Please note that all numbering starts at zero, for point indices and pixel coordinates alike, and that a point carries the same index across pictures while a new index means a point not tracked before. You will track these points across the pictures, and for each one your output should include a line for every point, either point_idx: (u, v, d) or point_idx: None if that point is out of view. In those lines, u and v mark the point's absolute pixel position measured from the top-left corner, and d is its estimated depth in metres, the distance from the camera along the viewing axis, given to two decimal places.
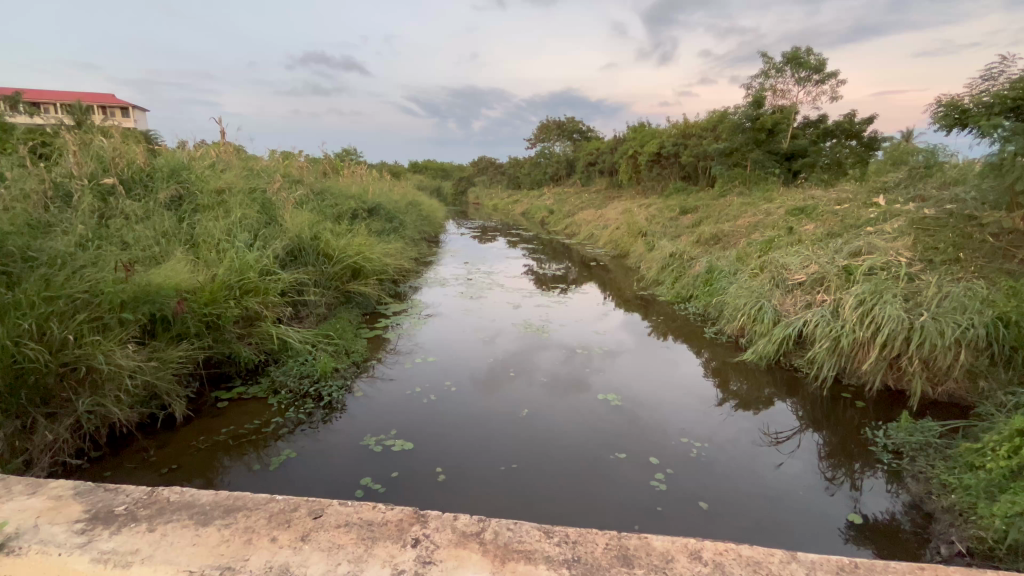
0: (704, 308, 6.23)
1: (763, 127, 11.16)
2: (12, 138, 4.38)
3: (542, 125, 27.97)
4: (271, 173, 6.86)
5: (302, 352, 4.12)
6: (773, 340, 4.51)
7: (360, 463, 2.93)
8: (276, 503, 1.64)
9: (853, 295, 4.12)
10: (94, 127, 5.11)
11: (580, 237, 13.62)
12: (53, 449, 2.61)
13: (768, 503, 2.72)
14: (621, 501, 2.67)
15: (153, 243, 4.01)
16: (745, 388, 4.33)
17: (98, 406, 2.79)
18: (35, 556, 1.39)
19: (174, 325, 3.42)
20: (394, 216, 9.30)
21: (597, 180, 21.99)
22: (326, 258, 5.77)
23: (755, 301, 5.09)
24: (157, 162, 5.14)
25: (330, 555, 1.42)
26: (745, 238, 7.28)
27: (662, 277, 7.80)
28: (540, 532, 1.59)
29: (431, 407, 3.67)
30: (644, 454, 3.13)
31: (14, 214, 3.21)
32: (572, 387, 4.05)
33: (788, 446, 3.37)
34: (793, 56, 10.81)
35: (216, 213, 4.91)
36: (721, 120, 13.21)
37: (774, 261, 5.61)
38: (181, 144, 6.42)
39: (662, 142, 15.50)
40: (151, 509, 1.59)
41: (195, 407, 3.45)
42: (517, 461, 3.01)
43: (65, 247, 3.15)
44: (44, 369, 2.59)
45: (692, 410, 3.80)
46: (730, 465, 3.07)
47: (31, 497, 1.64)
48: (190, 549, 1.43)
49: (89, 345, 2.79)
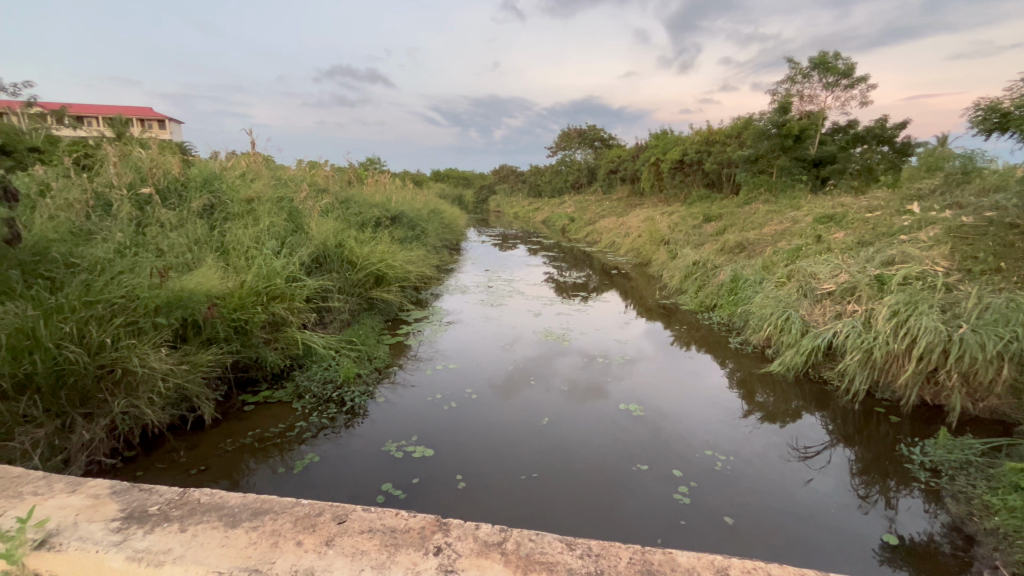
0: (728, 318, 6.12)
1: (789, 133, 11.05)
2: (57, 151, 4.63)
3: (564, 134, 28.11)
4: (298, 183, 7.05)
5: (325, 357, 4.19)
6: (802, 351, 4.39)
7: (380, 468, 2.96)
8: (302, 507, 1.62)
9: (887, 305, 3.96)
10: (133, 140, 5.37)
11: (601, 245, 13.58)
12: (90, 448, 2.71)
13: (797, 520, 2.63)
14: (643, 514, 2.63)
15: (187, 250, 4.16)
16: (772, 399, 4.22)
17: (132, 407, 2.89)
18: (74, 552, 1.38)
19: (205, 329, 3.55)
20: (417, 224, 9.44)
21: (619, 188, 21.90)
22: (351, 264, 5.90)
23: (783, 311, 4.97)
24: (191, 172, 5.33)
25: (353, 561, 1.39)
26: (771, 246, 7.15)
27: (685, 285, 7.69)
28: (562, 543, 1.54)
29: (452, 414, 3.68)
30: (667, 466, 3.07)
31: (59, 223, 3.39)
32: (592, 396, 4.02)
33: (818, 462, 3.25)
34: (821, 60, 10.60)
35: (245, 221, 5.08)
36: (746, 127, 13.08)
37: (802, 270, 5.48)
38: (214, 154, 6.67)
39: (685, 150, 15.37)
40: (183, 509, 1.58)
41: (223, 410, 3.54)
42: (538, 469, 2.99)
43: (104, 255, 3.29)
44: (82, 371, 2.71)
45: (717, 421, 3.71)
46: (757, 480, 2.98)
47: (71, 495, 1.61)
48: (219, 550, 1.41)
49: (125, 348, 2.91)
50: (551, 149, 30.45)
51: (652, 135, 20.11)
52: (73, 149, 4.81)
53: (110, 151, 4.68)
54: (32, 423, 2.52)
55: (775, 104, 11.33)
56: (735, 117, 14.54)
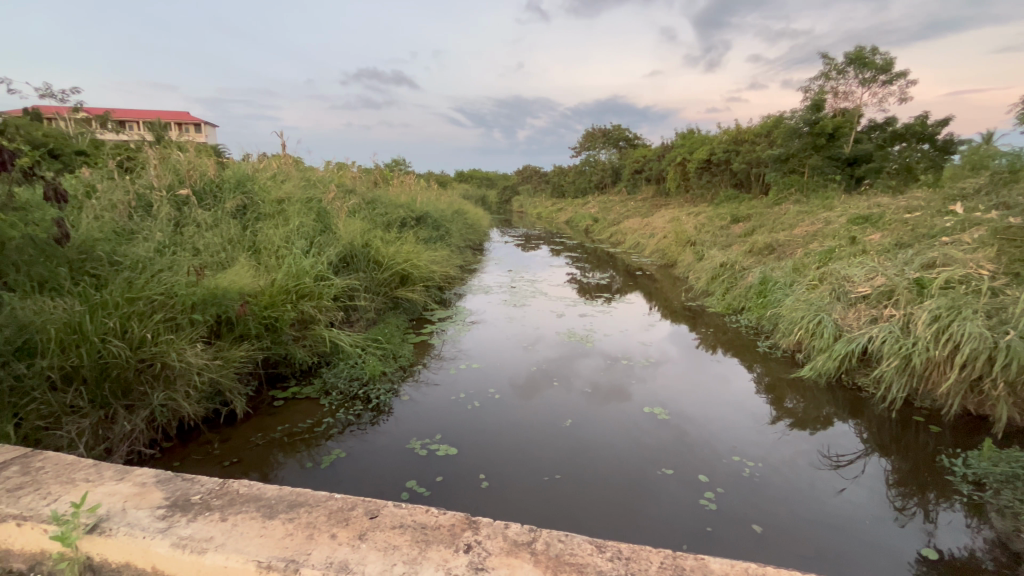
0: (757, 322, 5.98)
1: (822, 131, 10.74)
2: (102, 154, 4.85)
3: (588, 134, 27.93)
4: (327, 184, 7.21)
5: (352, 355, 4.27)
6: (834, 356, 4.26)
7: (405, 465, 3.00)
8: (335, 501, 1.66)
9: (927, 310, 3.80)
10: (171, 143, 5.59)
11: (625, 246, 13.45)
12: (131, 438, 2.83)
13: (829, 531, 2.55)
14: (668, 520, 2.59)
15: (221, 249, 4.29)
16: (802, 405, 4.10)
17: (170, 400, 3.00)
18: (123, 537, 1.43)
19: (237, 326, 3.67)
20: (441, 224, 9.54)
21: (644, 188, 21.65)
22: (377, 264, 6.00)
23: (814, 315, 4.83)
24: (226, 173, 5.51)
25: (386, 556, 1.42)
26: (802, 248, 6.95)
27: (712, 287, 7.55)
28: (592, 546, 1.53)
29: (475, 413, 3.70)
30: (692, 471, 3.02)
31: (103, 223, 3.55)
32: (614, 397, 3.99)
33: (851, 471, 3.15)
34: (857, 55, 10.26)
35: (276, 222, 5.24)
36: (776, 126, 12.76)
37: (835, 272, 5.31)
38: (247, 156, 6.88)
39: (712, 149, 15.09)
40: (224, 499, 1.63)
41: (253, 405, 3.64)
42: (561, 471, 2.98)
43: (144, 253, 3.44)
44: (125, 364, 2.83)
45: (744, 427, 3.64)
46: (786, 488, 2.91)
47: (119, 482, 1.67)
48: (257, 540, 1.45)
49: (164, 343, 3.04)
50: (574, 149, 30.31)
51: (678, 135, 19.80)
52: (116, 152, 5.03)
53: (151, 154, 4.88)
54: (78, 413, 2.65)
55: (807, 101, 11.02)
56: (765, 115, 14.19)
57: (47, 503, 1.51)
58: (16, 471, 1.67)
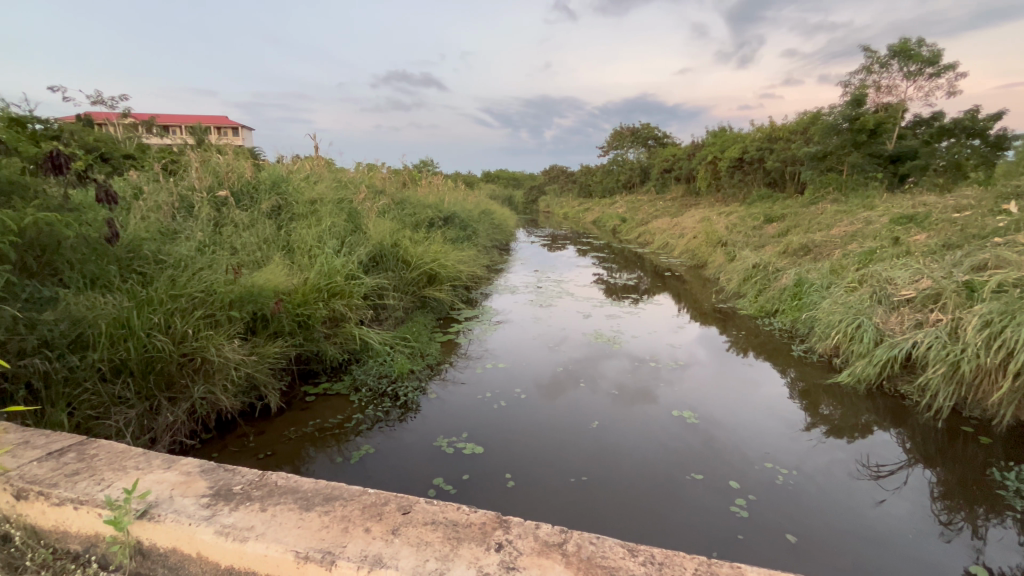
0: (791, 325, 5.79)
1: (863, 127, 10.32)
2: (148, 157, 5.08)
3: (616, 133, 27.63)
4: (358, 185, 7.36)
5: (381, 352, 4.35)
6: (875, 362, 4.09)
7: (432, 463, 3.04)
8: (369, 495, 1.69)
9: (978, 315, 3.56)
10: (211, 146, 5.81)
11: (653, 246, 13.26)
12: (173, 429, 2.95)
13: (868, 544, 2.45)
14: (696, 525, 2.54)
15: (257, 248, 4.44)
16: (839, 412, 3.95)
17: (209, 393, 3.12)
18: (171, 522, 1.49)
19: (272, 323, 3.79)
20: (468, 224, 9.60)
21: (673, 188, 21.28)
22: (405, 263, 6.09)
23: (853, 318, 4.64)
24: (262, 175, 5.70)
25: (419, 551, 1.44)
26: (840, 249, 6.70)
27: (744, 289, 7.35)
28: (624, 549, 1.51)
29: (501, 412, 3.72)
30: (722, 476, 2.95)
31: (150, 223, 3.72)
32: (641, 400, 3.93)
33: (892, 482, 3.01)
34: (902, 48, 9.82)
35: (309, 222, 5.38)
36: (813, 122, 12.35)
37: (876, 274, 5.09)
38: (281, 158, 7.09)
39: (745, 147, 14.73)
40: (263, 490, 1.68)
41: (286, 399, 3.75)
42: (587, 473, 2.96)
43: (186, 252, 3.58)
44: (168, 358, 2.96)
45: (777, 433, 3.53)
46: (821, 497, 2.81)
47: (167, 470, 1.75)
48: (295, 531, 1.49)
49: (204, 338, 3.17)
50: (602, 148, 30.05)
51: (710, 133, 19.38)
52: (161, 156, 5.26)
53: (193, 157, 5.08)
54: (125, 404, 2.78)
55: (847, 97, 10.61)
56: (801, 112, 13.75)
57: (100, 489, 1.58)
58: (72, 456, 1.76)
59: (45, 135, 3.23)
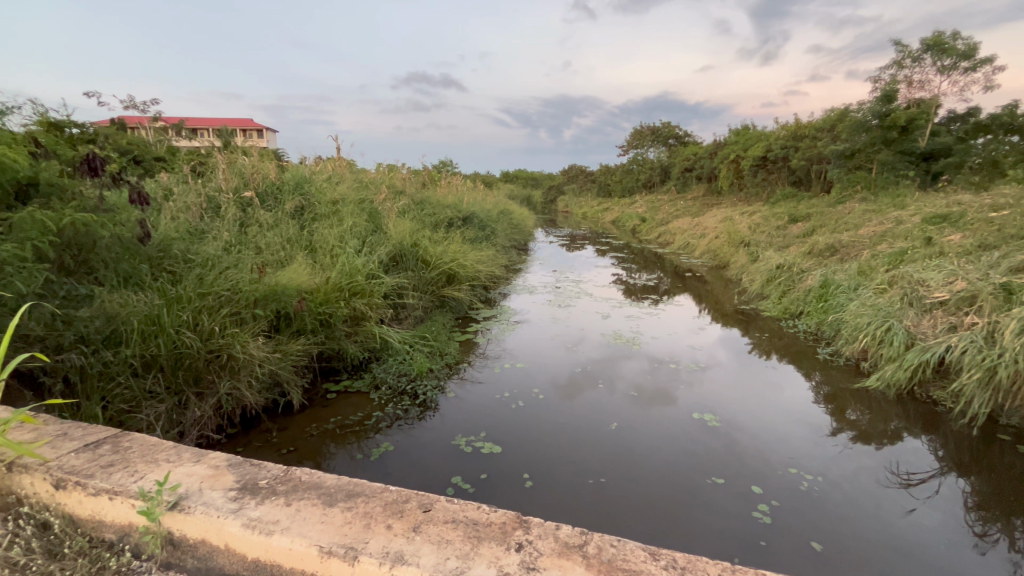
0: (816, 327, 5.65)
1: (894, 124, 10.01)
2: (177, 160, 5.23)
3: (636, 131, 27.36)
4: (378, 185, 7.45)
5: (400, 351, 4.40)
6: (905, 366, 3.96)
7: (450, 461, 3.06)
8: (391, 493, 1.71)
9: (1016, 318, 3.41)
10: (237, 148, 5.95)
11: (674, 246, 13.09)
12: (200, 423, 3.04)
13: (897, 555, 2.37)
14: (717, 530, 2.50)
15: (281, 248, 4.53)
16: (867, 417, 3.84)
17: (234, 389, 3.20)
18: (200, 515, 1.53)
19: (295, 322, 3.87)
20: (487, 224, 9.64)
21: (694, 187, 20.98)
22: (425, 263, 6.14)
23: (883, 321, 4.50)
24: (285, 176, 5.81)
25: (440, 549, 1.45)
26: (869, 249, 6.51)
27: (767, 290, 7.20)
28: (646, 553, 1.50)
29: (519, 412, 3.72)
30: (744, 481, 2.90)
31: (179, 223, 3.84)
32: (660, 402, 3.88)
33: (923, 490, 2.91)
34: (935, 41, 9.50)
35: (331, 221, 5.47)
36: (841, 119, 12.03)
37: (907, 276, 4.93)
38: (304, 160, 7.22)
39: (769, 146, 14.43)
40: (288, 485, 1.71)
41: (309, 396, 3.82)
42: (605, 474, 2.94)
43: (213, 251, 3.68)
44: (195, 354, 3.05)
45: (802, 438, 3.44)
46: (848, 505, 2.73)
47: (196, 464, 1.80)
48: (319, 526, 1.51)
49: (230, 336, 3.25)
50: (622, 147, 29.79)
51: (732, 131, 19.04)
52: (189, 158, 5.42)
53: (220, 159, 5.21)
54: (156, 398, 2.87)
55: (877, 92, 10.31)
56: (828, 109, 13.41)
57: (134, 480, 1.64)
58: (107, 449, 1.82)
59: (82, 138, 3.35)
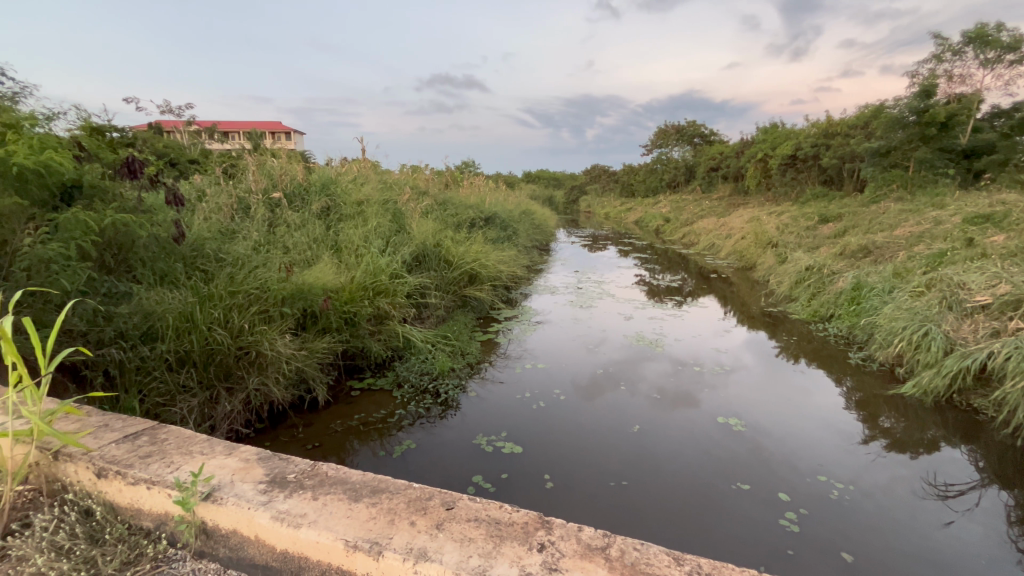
0: (848, 331, 5.47)
1: (933, 120, 9.62)
2: (210, 162, 5.41)
3: (660, 130, 27.00)
4: (402, 186, 7.55)
5: (423, 350, 4.46)
6: (943, 373, 3.80)
7: (472, 460, 3.08)
8: (414, 490, 1.73)
9: None
10: (266, 151, 6.11)
11: (699, 246, 12.87)
12: (230, 418, 3.13)
13: (934, 569, 2.27)
14: (742, 537, 2.44)
15: (307, 248, 4.64)
16: (902, 425, 3.69)
17: (263, 385, 3.29)
18: (232, 505, 1.58)
19: (320, 320, 3.95)
20: (509, 225, 9.66)
21: (720, 187, 20.59)
22: (447, 263, 6.20)
23: (919, 325, 4.33)
24: (312, 178, 5.94)
25: (462, 547, 1.46)
26: (905, 250, 6.27)
27: (795, 292, 7.01)
28: (669, 557, 1.47)
29: (540, 413, 3.71)
30: (771, 488, 2.83)
31: (212, 223, 3.97)
32: (684, 404, 3.82)
33: (962, 503, 2.79)
34: (978, 34, 9.09)
35: (356, 222, 5.57)
36: (876, 116, 11.63)
37: (946, 278, 4.74)
38: (330, 161, 7.37)
39: (799, 144, 14.05)
40: (315, 480, 1.75)
41: (334, 393, 3.89)
42: (626, 477, 2.92)
43: (243, 251, 3.79)
44: (226, 350, 3.15)
45: (832, 445, 3.34)
46: (882, 516, 2.63)
47: (228, 457, 1.86)
48: (345, 520, 1.54)
49: (258, 333, 3.35)
50: (645, 147, 29.47)
51: (761, 129, 18.62)
52: (222, 160, 5.59)
53: (250, 161, 5.36)
54: (189, 393, 2.97)
55: (915, 88, 9.93)
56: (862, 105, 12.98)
57: (170, 471, 1.70)
58: (145, 440, 1.90)
59: (122, 142, 3.49)
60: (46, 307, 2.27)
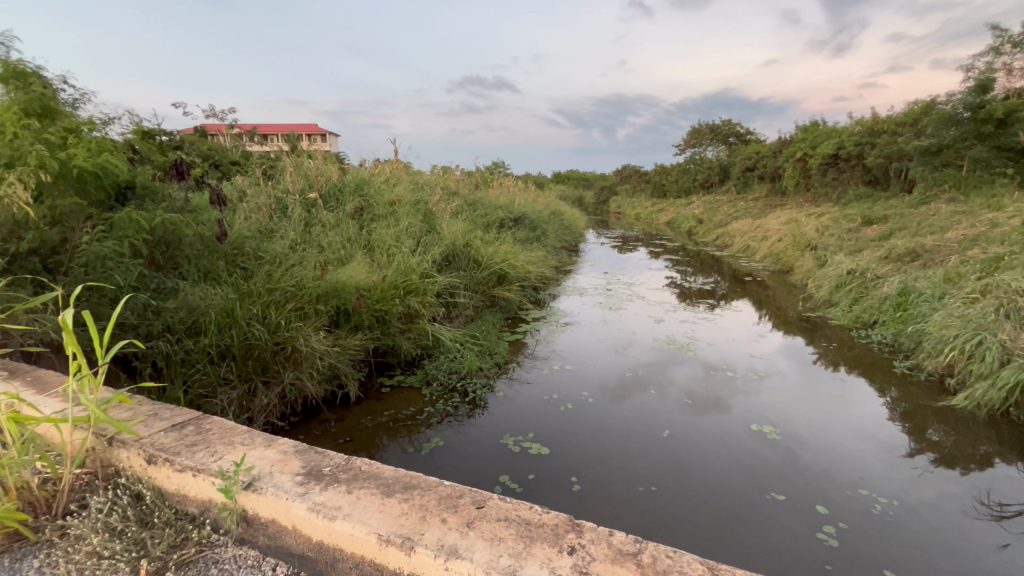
0: (893, 338, 5.22)
1: (989, 116, 9.08)
2: (250, 163, 5.62)
3: (693, 130, 26.43)
4: (433, 186, 7.65)
5: (451, 349, 4.50)
6: (999, 385, 3.58)
7: (499, 460, 3.08)
8: (445, 487, 1.75)
9: None
10: (303, 152, 6.30)
11: (732, 248, 12.53)
12: (267, 410, 3.23)
13: None
14: (776, 549, 2.36)
15: (341, 247, 4.76)
16: (952, 439, 3.49)
17: (297, 379, 3.39)
18: (271, 495, 1.63)
19: (352, 317, 4.04)
20: (538, 225, 9.65)
21: (756, 187, 19.98)
22: (476, 263, 6.24)
23: (973, 334, 4.08)
24: (346, 178, 6.09)
25: (493, 546, 1.46)
26: (958, 254, 5.93)
27: (836, 297, 6.74)
28: (703, 566, 1.44)
29: (568, 414, 3.68)
30: (807, 500, 2.73)
31: (252, 223, 4.12)
32: (716, 410, 3.72)
33: (1019, 523, 2.61)
34: None
35: (388, 222, 5.68)
36: (926, 113, 11.05)
37: (1003, 284, 4.46)
38: (364, 162, 7.54)
39: (841, 143, 13.50)
40: (349, 474, 1.79)
41: (365, 389, 3.97)
42: (656, 482, 2.86)
43: (280, 250, 3.91)
44: (263, 345, 3.26)
45: (874, 458, 3.19)
46: (928, 534, 2.50)
47: (267, 448, 1.92)
48: (378, 514, 1.57)
49: (294, 329, 3.45)
50: (678, 147, 28.92)
51: (800, 128, 17.98)
52: (261, 162, 5.80)
53: (288, 162, 5.53)
54: (229, 385, 3.10)
55: (970, 82, 9.39)
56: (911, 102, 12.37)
57: (214, 460, 1.77)
58: (191, 429, 1.98)
59: (170, 145, 3.66)
60: (101, 301, 2.42)
